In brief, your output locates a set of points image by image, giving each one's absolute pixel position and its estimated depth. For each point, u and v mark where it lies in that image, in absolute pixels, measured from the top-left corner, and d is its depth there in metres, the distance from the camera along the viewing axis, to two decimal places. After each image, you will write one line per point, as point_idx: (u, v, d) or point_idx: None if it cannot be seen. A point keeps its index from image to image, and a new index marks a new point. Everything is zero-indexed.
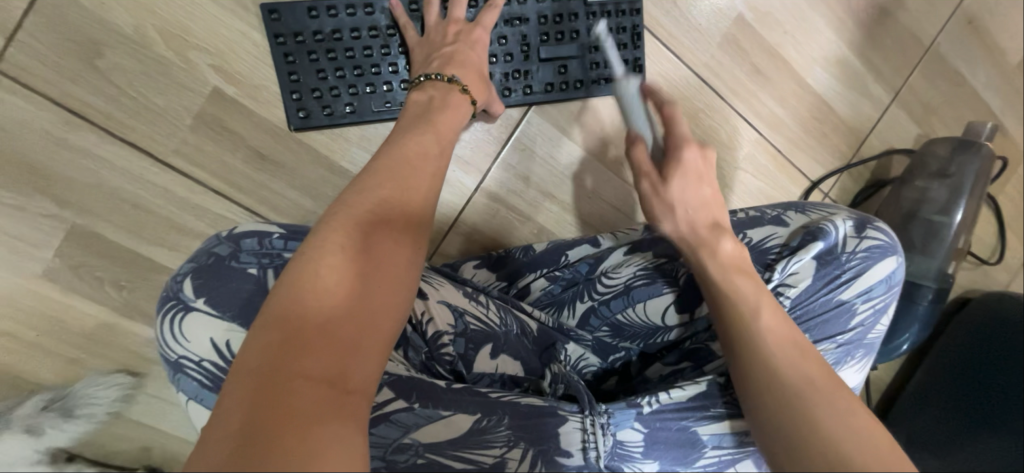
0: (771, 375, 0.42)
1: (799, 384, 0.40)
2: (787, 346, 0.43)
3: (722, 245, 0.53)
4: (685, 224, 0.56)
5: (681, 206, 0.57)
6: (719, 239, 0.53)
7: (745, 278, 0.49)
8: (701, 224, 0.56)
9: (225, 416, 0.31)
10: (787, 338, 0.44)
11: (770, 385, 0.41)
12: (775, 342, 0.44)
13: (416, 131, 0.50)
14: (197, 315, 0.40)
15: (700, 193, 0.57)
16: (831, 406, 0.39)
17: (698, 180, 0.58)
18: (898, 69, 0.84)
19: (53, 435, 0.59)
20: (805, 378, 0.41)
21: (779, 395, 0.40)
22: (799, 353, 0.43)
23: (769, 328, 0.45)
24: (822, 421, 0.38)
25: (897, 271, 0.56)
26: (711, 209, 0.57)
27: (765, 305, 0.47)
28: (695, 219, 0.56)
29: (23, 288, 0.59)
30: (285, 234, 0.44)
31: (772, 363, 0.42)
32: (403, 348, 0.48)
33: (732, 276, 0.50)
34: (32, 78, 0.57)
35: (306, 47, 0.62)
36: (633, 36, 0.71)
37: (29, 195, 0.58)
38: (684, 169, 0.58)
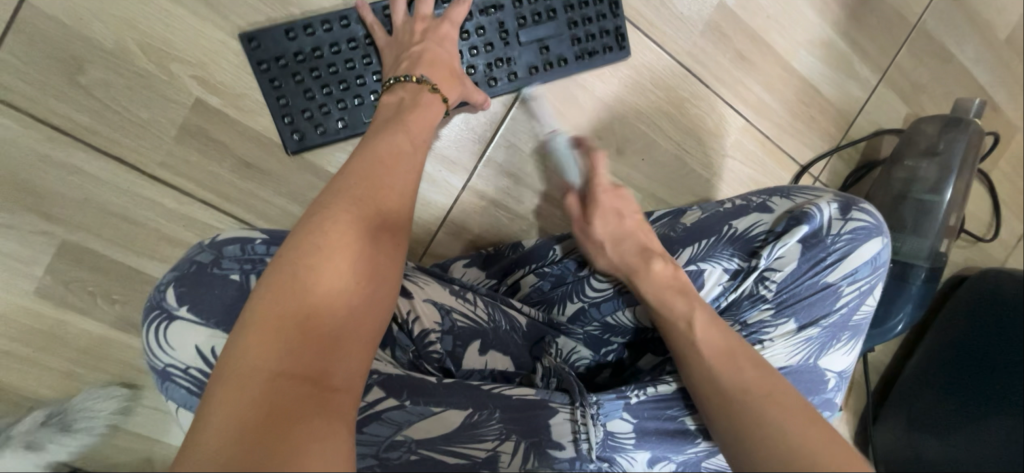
0: (707, 380, 0.46)
1: (732, 387, 0.45)
2: (717, 352, 0.47)
3: (651, 269, 0.55)
4: (617, 255, 0.58)
5: (610, 242, 0.59)
6: (648, 263, 0.55)
7: (681, 299, 0.52)
8: (629, 254, 0.57)
9: (208, 417, 0.31)
10: (721, 343, 0.48)
11: (707, 390, 0.46)
12: (714, 356, 0.47)
13: (388, 132, 0.50)
14: (182, 323, 0.40)
15: (625, 224, 0.59)
16: (765, 404, 0.42)
17: (618, 215, 0.60)
18: (884, 49, 0.84)
19: (54, 451, 0.60)
20: (738, 383, 0.45)
21: (717, 399, 0.45)
22: (732, 359, 0.46)
23: (705, 341, 0.48)
24: (756, 415, 0.42)
25: (882, 252, 0.57)
26: (639, 236, 0.59)
27: (704, 323, 0.50)
28: (624, 250, 0.58)
29: (18, 306, 0.60)
30: (268, 240, 0.45)
31: (706, 370, 0.47)
32: (390, 348, 0.48)
33: (667, 299, 0.53)
34: (14, 96, 0.57)
35: (289, 70, 0.62)
36: (611, 5, 0.70)
37: (19, 212, 0.58)
38: (601, 207, 0.61)
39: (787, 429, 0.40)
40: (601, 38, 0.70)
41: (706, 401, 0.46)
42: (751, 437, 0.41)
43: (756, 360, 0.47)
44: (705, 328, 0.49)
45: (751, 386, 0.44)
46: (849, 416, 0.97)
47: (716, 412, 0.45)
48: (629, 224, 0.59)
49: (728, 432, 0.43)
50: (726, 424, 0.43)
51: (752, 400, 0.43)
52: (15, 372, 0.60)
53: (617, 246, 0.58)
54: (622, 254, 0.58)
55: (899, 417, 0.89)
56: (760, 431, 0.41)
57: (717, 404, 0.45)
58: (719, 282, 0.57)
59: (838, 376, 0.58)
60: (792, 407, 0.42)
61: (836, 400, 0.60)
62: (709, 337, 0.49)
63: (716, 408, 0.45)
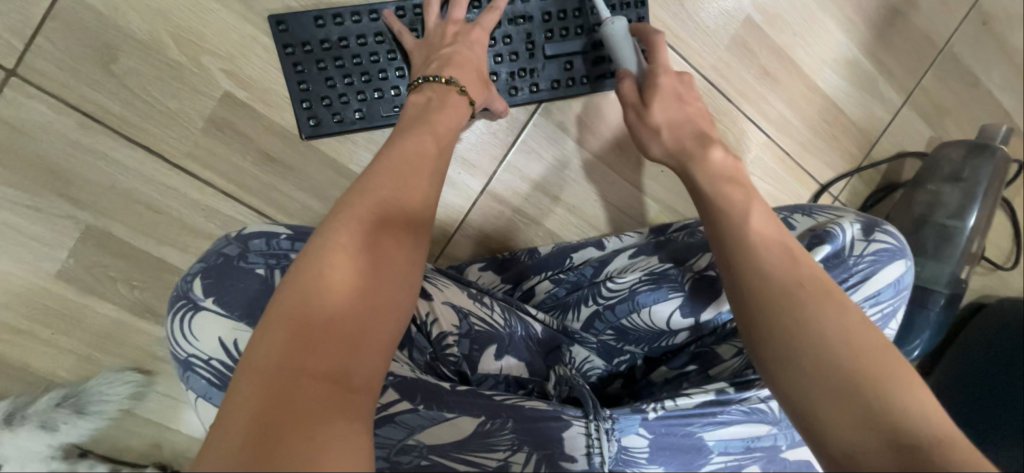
0: (755, 269, 0.42)
1: (835, 326, 0.37)
2: (779, 254, 0.42)
3: (710, 154, 0.57)
4: (672, 139, 0.61)
5: (665, 127, 0.62)
6: (705, 149, 0.58)
7: (734, 187, 0.51)
8: (684, 137, 0.61)
9: (231, 411, 0.32)
10: (776, 240, 0.44)
11: (755, 290, 0.41)
12: (767, 247, 0.43)
13: (415, 132, 0.51)
14: (206, 314, 0.40)
15: (684, 109, 0.63)
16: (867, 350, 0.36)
17: (676, 99, 0.64)
18: (910, 71, 0.83)
19: (67, 432, 0.61)
20: (794, 280, 0.40)
21: (801, 334, 0.37)
22: (828, 296, 0.39)
23: (758, 231, 0.45)
24: (854, 362, 0.35)
25: (905, 275, 0.56)
26: (696, 121, 0.63)
27: (756, 215, 0.46)
28: (680, 132, 0.61)
29: (39, 287, 0.61)
30: (293, 235, 0.45)
31: (798, 302, 0.39)
32: (407, 349, 0.49)
33: (723, 189, 0.51)
34: (48, 82, 0.58)
35: (314, 56, 0.62)
36: (639, 28, 0.70)
37: (47, 196, 0.59)
38: (660, 92, 0.63)
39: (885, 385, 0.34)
40: None
41: (794, 335, 0.37)
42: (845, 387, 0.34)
43: (812, 263, 0.42)
44: (761, 219, 0.46)
45: (811, 286, 0.40)
46: None
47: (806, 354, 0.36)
48: (688, 109, 0.63)
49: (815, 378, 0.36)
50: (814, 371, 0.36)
51: (856, 345, 0.36)
52: (34, 352, 0.61)
53: (673, 130, 0.62)
54: (681, 139, 0.61)
55: None
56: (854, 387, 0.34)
57: (806, 344, 0.37)
58: None
59: None
60: (846, 307, 0.38)
61: None
62: (763, 231, 0.45)
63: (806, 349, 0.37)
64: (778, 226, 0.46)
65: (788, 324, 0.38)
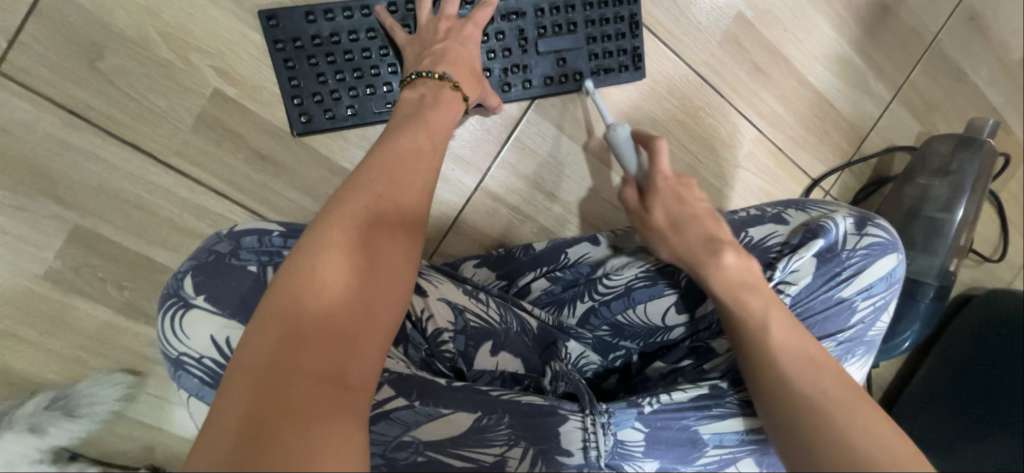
0: (786, 388, 0.44)
1: (816, 395, 0.43)
2: (803, 362, 0.45)
3: (722, 261, 0.52)
4: (680, 247, 0.56)
5: (671, 233, 0.56)
6: (718, 255, 0.52)
7: (754, 293, 0.50)
8: (693, 244, 0.55)
9: (223, 412, 0.31)
10: (799, 350, 0.46)
11: (795, 408, 0.43)
12: (795, 362, 0.45)
13: (409, 129, 0.50)
14: (198, 311, 0.40)
15: (688, 209, 0.57)
16: (852, 416, 0.42)
17: (680, 200, 0.58)
18: (899, 66, 0.84)
19: (56, 435, 0.60)
20: (820, 392, 0.43)
21: (790, 405, 0.44)
22: (816, 368, 0.45)
23: (787, 345, 0.46)
24: (844, 433, 0.41)
25: (897, 268, 0.56)
26: (704, 225, 0.56)
27: (777, 320, 0.48)
28: (688, 240, 0.55)
29: (26, 289, 0.60)
30: (284, 232, 0.44)
31: (784, 377, 0.45)
32: (402, 345, 0.49)
33: (741, 294, 0.50)
34: (33, 80, 0.57)
35: (305, 52, 0.62)
36: (631, 25, 0.70)
37: (32, 195, 0.58)
38: (661, 194, 0.58)
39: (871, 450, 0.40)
40: (618, 56, 0.71)
41: (835, 464, 0.40)
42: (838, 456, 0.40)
43: (835, 370, 0.45)
44: (784, 330, 0.47)
45: (839, 402, 0.43)
46: None
47: (801, 426, 0.42)
48: (696, 206, 0.57)
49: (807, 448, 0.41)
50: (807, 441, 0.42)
51: (899, 469, 0.39)
52: (21, 355, 0.60)
53: (683, 235, 0.56)
54: (687, 243, 0.55)
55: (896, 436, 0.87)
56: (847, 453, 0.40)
57: (852, 470, 0.39)
58: None
59: None
60: (872, 422, 0.42)
61: None
62: (789, 341, 0.46)
63: (797, 423, 0.43)
64: (797, 326, 0.48)
65: (824, 446, 0.41)
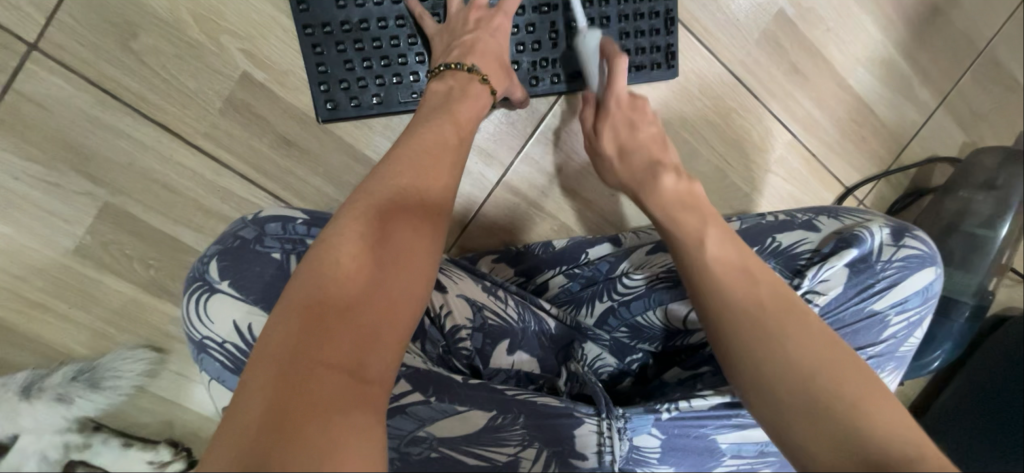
0: (715, 297, 0.41)
1: (747, 303, 0.40)
2: (733, 271, 0.42)
3: (660, 182, 0.56)
4: (624, 169, 0.61)
5: (619, 157, 0.62)
6: (657, 178, 0.57)
7: (689, 214, 0.50)
8: (635, 167, 0.60)
9: (246, 400, 0.31)
10: (734, 262, 0.43)
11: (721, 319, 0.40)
12: (724, 270, 0.42)
13: (436, 122, 0.50)
14: (222, 296, 0.40)
15: (637, 134, 0.62)
16: (785, 325, 0.38)
17: (630, 127, 0.62)
18: (947, 72, 0.80)
19: (81, 405, 0.62)
20: (753, 301, 0.40)
21: (720, 316, 0.40)
22: (748, 278, 0.41)
23: (716, 254, 0.44)
24: (779, 343, 0.37)
25: (935, 283, 0.54)
26: (651, 150, 0.61)
27: (713, 239, 0.46)
28: (632, 164, 0.60)
29: (58, 263, 0.61)
30: (308, 221, 0.44)
31: (714, 287, 0.42)
32: (420, 341, 0.48)
33: (674, 214, 0.51)
34: (69, 57, 0.58)
35: (333, 38, 0.61)
36: (666, 21, 0.68)
37: (66, 172, 0.60)
38: (611, 119, 0.62)
39: (810, 361, 0.36)
40: (651, 53, 0.68)
41: (764, 374, 0.37)
42: (773, 366, 0.36)
43: (771, 277, 0.42)
44: (719, 244, 0.45)
45: (772, 310, 0.39)
46: None
47: (736, 338, 0.39)
48: (642, 134, 0.62)
49: (743, 359, 0.38)
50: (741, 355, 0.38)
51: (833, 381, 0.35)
52: (51, 326, 0.62)
53: (625, 161, 0.61)
54: (631, 168, 0.60)
55: None
56: (779, 363, 0.36)
57: (783, 384, 0.36)
58: None
59: None
60: (812, 326, 0.38)
61: None
62: (721, 252, 0.44)
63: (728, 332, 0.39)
64: (736, 245, 0.45)
65: (756, 358, 0.37)
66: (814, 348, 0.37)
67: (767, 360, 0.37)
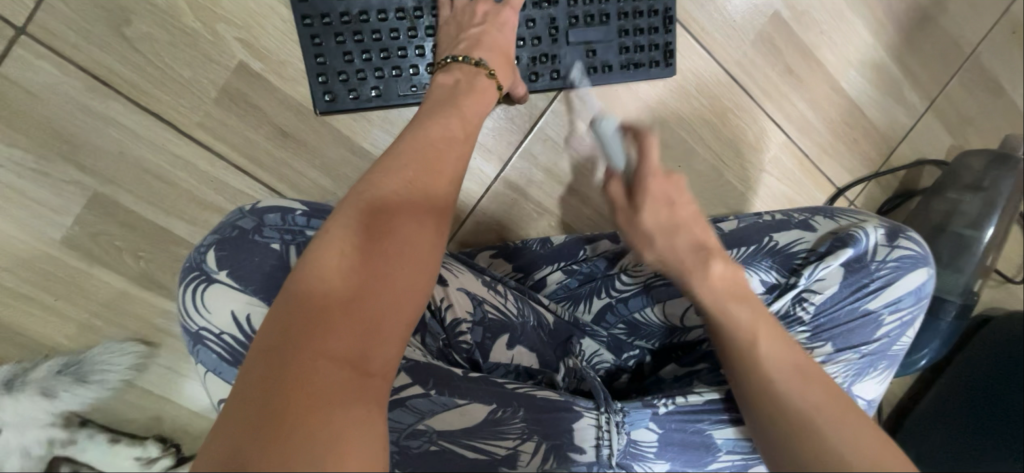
0: (776, 402, 0.40)
1: (811, 412, 0.38)
2: (790, 373, 0.41)
3: (710, 271, 0.47)
4: (666, 253, 0.51)
5: (662, 237, 0.51)
6: (706, 264, 0.48)
7: (739, 304, 0.45)
8: (679, 248, 0.50)
9: (245, 391, 0.31)
10: (788, 359, 0.41)
11: (788, 423, 0.39)
12: (784, 374, 0.41)
13: (441, 115, 0.49)
14: (219, 287, 0.39)
15: (676, 216, 0.51)
16: (847, 429, 0.37)
17: (667, 205, 0.51)
18: (935, 77, 0.81)
19: (66, 399, 0.61)
20: (813, 405, 0.39)
21: (784, 424, 0.39)
22: (805, 377, 0.40)
23: (772, 354, 0.42)
24: (840, 457, 0.36)
25: (927, 283, 0.55)
26: (693, 231, 0.51)
27: (763, 329, 0.43)
28: (675, 246, 0.50)
29: (44, 253, 0.60)
30: (309, 212, 0.44)
31: (774, 392, 0.40)
32: (420, 334, 0.48)
33: (726, 305, 0.45)
34: (58, 42, 0.56)
35: (332, 29, 0.60)
36: (665, 19, 0.68)
37: (53, 160, 0.58)
38: (651, 195, 0.51)
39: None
40: (650, 51, 0.69)
41: None
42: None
43: (826, 378, 0.41)
44: (774, 342, 0.42)
45: (834, 415, 0.38)
46: None
47: (796, 454, 0.38)
48: (685, 211, 0.51)
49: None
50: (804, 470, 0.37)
51: None
52: (36, 319, 0.60)
53: (667, 239, 0.51)
54: (676, 250, 0.50)
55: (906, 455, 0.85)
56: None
57: None
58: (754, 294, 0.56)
59: (867, 404, 0.56)
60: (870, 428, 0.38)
61: None
62: (777, 351, 0.42)
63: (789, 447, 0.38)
64: (785, 336, 0.44)
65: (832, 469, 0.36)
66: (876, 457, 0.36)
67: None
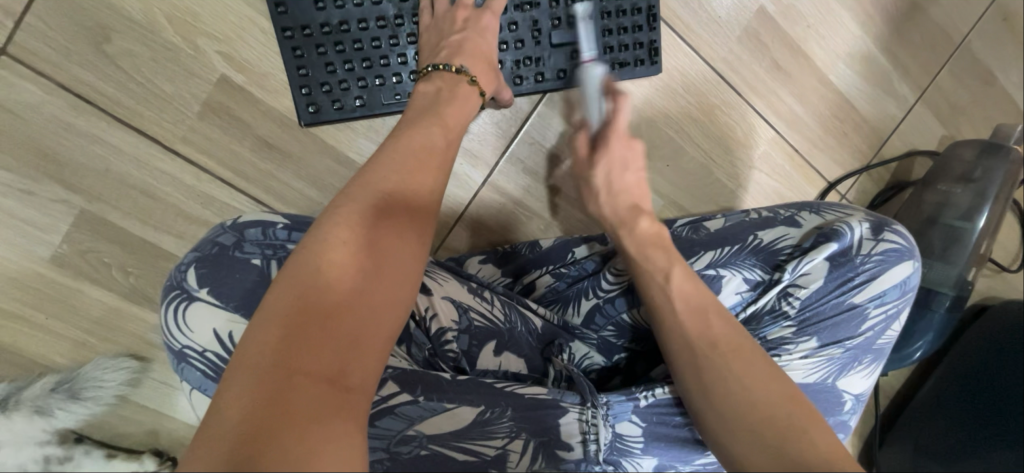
0: (676, 334, 0.46)
1: (701, 344, 0.44)
2: (691, 309, 0.47)
3: (636, 225, 0.56)
4: (609, 207, 0.59)
5: (605, 191, 0.60)
6: (636, 219, 0.57)
7: (658, 250, 0.53)
8: (621, 207, 0.59)
9: (222, 411, 0.31)
10: (694, 300, 0.48)
11: (690, 354, 0.44)
12: (686, 308, 0.47)
13: (422, 125, 0.49)
14: (200, 305, 0.40)
15: (625, 177, 0.60)
16: (730, 360, 0.42)
17: (622, 167, 0.60)
18: (925, 68, 0.81)
19: (61, 418, 0.61)
20: (706, 339, 0.44)
21: (687, 354, 0.44)
22: (701, 315, 0.46)
23: (680, 293, 0.48)
24: (719, 373, 0.42)
25: (912, 276, 0.55)
26: (634, 194, 0.60)
27: (677, 271, 0.50)
28: (617, 202, 0.59)
29: (32, 272, 0.60)
30: (289, 225, 0.44)
31: (677, 325, 0.46)
32: (405, 344, 0.48)
33: (648, 252, 0.53)
34: (40, 62, 0.56)
35: (313, 40, 0.60)
36: (649, 17, 0.68)
37: (39, 179, 0.58)
38: (610, 154, 0.60)
39: (751, 388, 0.40)
40: (634, 50, 0.68)
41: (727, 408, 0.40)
42: (717, 394, 0.41)
43: (726, 314, 0.46)
44: (681, 281, 0.49)
45: (721, 348, 0.43)
46: (855, 439, 0.92)
47: (685, 367, 0.44)
48: (627, 177, 0.60)
49: (694, 387, 0.43)
50: (694, 382, 0.43)
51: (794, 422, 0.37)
52: (28, 338, 0.61)
53: (613, 197, 0.60)
54: (615, 206, 0.59)
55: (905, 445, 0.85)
56: (722, 388, 0.41)
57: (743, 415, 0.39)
58: (737, 291, 0.56)
59: (856, 399, 0.56)
60: (757, 362, 0.42)
61: (851, 423, 0.57)
62: (684, 290, 0.48)
63: (681, 359, 0.45)
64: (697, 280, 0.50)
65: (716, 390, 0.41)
66: (756, 381, 0.41)
67: (711, 385, 0.42)
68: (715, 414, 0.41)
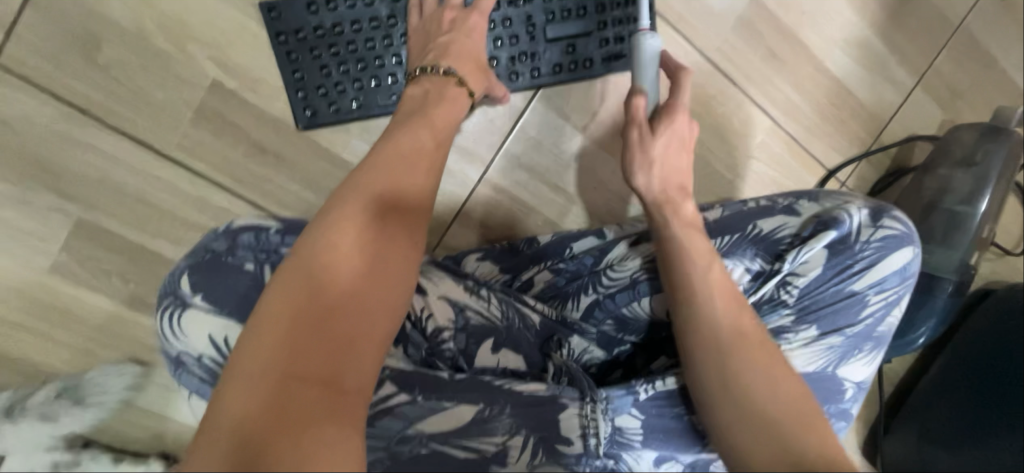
0: (716, 354, 0.44)
1: (740, 365, 0.43)
2: (735, 329, 0.44)
3: (682, 206, 0.54)
4: (658, 181, 0.56)
5: (659, 164, 0.57)
6: (684, 200, 0.55)
7: (712, 265, 0.48)
8: (671, 181, 0.57)
9: (219, 418, 0.31)
10: (738, 320, 0.45)
11: (728, 376, 0.43)
12: (731, 328, 0.44)
13: (414, 126, 0.49)
14: (195, 311, 0.40)
15: (681, 159, 0.58)
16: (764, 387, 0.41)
17: (682, 146, 0.58)
18: (923, 51, 0.80)
19: (67, 423, 0.61)
20: (745, 361, 0.43)
21: (726, 379, 0.43)
22: (742, 335, 0.44)
23: (725, 312, 0.45)
24: (753, 396, 0.41)
25: (912, 262, 0.55)
26: (682, 176, 0.57)
27: (721, 291, 0.47)
28: (669, 178, 0.57)
29: (32, 282, 0.60)
30: (282, 229, 0.43)
31: (716, 344, 0.44)
32: (402, 345, 0.49)
33: (694, 265, 0.48)
34: (32, 72, 0.57)
35: (307, 44, 0.60)
36: (643, 8, 0.68)
37: (36, 189, 0.59)
38: (672, 127, 0.57)
39: (781, 416, 0.40)
40: (630, 41, 0.68)
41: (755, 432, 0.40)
42: (749, 418, 0.41)
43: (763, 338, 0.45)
44: (727, 300, 0.46)
45: (757, 373, 0.42)
46: (860, 426, 0.92)
47: (717, 390, 0.43)
48: (681, 159, 0.58)
49: (725, 407, 0.42)
50: (728, 404, 0.42)
51: (822, 452, 0.37)
52: (31, 347, 0.61)
53: (662, 171, 0.57)
54: (667, 181, 0.57)
55: (911, 430, 0.85)
56: (757, 418, 0.40)
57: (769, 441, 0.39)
58: (738, 282, 0.55)
59: (857, 387, 0.56)
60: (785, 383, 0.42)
61: (854, 411, 0.57)
62: (727, 309, 0.46)
63: (718, 382, 0.43)
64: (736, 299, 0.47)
65: (750, 420, 0.40)
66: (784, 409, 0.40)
67: (744, 411, 0.41)
68: (740, 437, 0.40)
